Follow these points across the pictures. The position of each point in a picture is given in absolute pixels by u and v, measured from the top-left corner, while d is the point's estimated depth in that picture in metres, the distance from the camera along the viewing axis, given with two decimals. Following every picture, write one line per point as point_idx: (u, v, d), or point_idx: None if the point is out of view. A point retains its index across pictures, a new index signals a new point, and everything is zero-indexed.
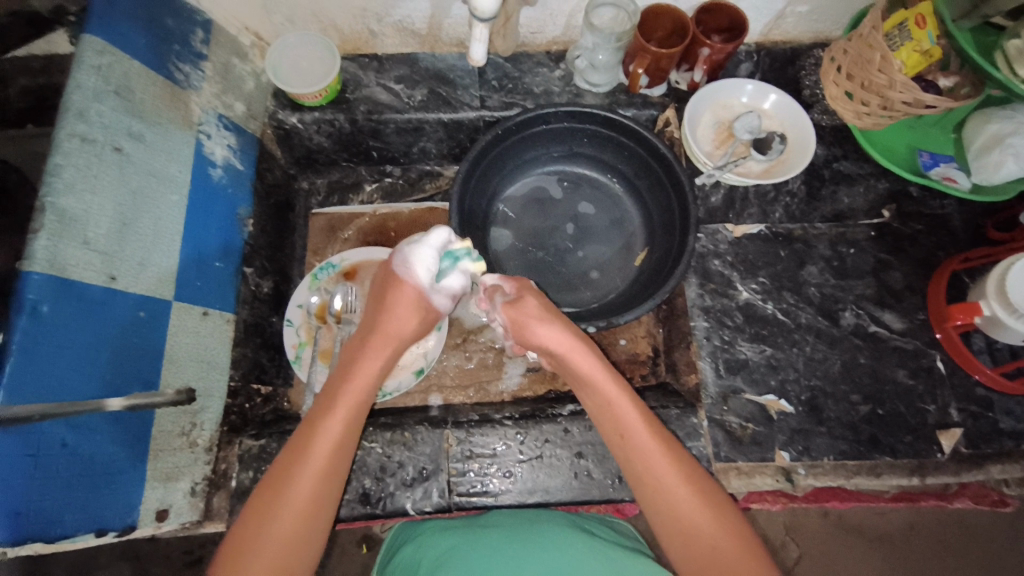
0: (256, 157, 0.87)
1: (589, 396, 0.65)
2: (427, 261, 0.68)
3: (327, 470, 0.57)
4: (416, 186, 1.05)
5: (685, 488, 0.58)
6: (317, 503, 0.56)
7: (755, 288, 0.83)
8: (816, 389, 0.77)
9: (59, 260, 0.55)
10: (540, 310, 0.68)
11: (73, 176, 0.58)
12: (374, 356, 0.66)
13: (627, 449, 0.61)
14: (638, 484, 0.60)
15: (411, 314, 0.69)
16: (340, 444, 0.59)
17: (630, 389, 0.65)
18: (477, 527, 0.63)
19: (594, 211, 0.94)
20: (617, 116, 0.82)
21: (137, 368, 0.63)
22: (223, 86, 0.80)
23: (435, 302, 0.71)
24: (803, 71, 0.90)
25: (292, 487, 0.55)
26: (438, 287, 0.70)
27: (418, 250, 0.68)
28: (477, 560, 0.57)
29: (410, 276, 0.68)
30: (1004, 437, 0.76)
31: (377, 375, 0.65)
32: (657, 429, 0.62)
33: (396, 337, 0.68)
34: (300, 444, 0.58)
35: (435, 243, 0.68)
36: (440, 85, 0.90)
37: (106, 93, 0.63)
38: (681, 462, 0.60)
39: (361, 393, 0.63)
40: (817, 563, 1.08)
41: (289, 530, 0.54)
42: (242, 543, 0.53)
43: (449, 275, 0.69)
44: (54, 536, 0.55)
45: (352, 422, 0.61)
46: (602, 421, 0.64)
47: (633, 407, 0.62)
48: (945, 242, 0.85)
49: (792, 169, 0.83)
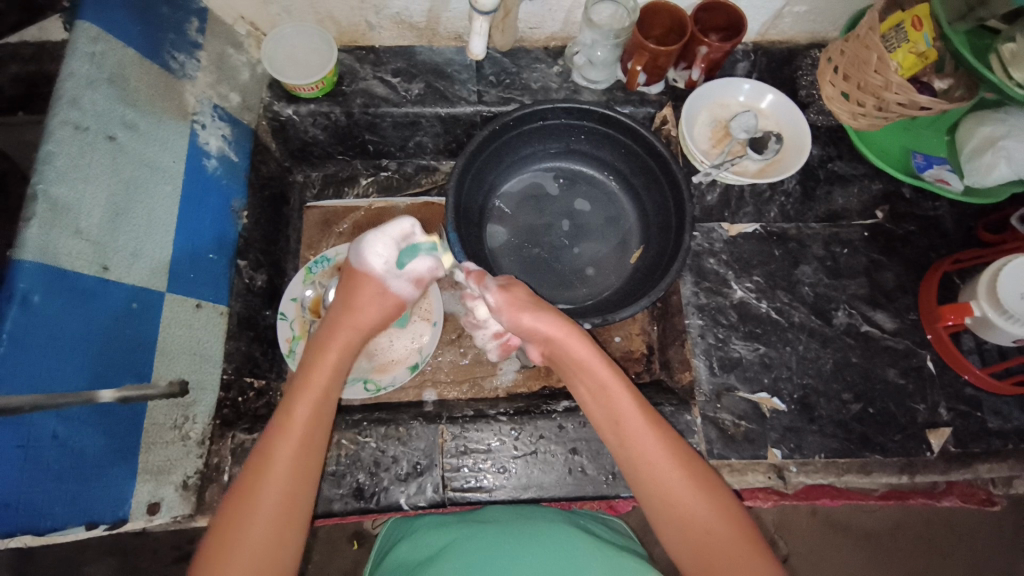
0: (250, 148, 0.86)
1: (584, 380, 0.66)
2: (383, 250, 0.70)
3: (298, 460, 0.57)
4: (412, 181, 1.04)
5: (679, 472, 0.58)
6: (292, 499, 0.56)
7: (749, 287, 0.83)
8: (809, 387, 0.78)
9: (50, 250, 0.55)
10: (529, 299, 0.69)
11: (64, 164, 0.57)
12: (334, 350, 0.66)
13: (622, 436, 0.61)
14: (632, 470, 0.60)
15: (372, 304, 0.70)
16: (310, 432, 0.59)
17: (624, 373, 0.65)
18: (475, 521, 0.63)
19: (589, 208, 0.94)
20: (614, 114, 0.82)
21: (128, 361, 0.62)
22: (217, 76, 0.79)
23: (397, 289, 0.72)
24: (799, 71, 0.91)
25: (263, 485, 0.55)
26: (400, 271, 0.71)
27: (374, 238, 0.70)
28: (474, 552, 0.57)
29: (364, 267, 0.70)
30: (991, 437, 0.77)
31: (338, 369, 0.65)
32: (650, 414, 0.62)
33: (358, 331, 0.69)
34: (268, 442, 0.58)
35: (394, 233, 0.70)
36: (437, 80, 0.89)
37: (100, 82, 0.62)
38: (673, 444, 0.60)
39: (329, 384, 0.63)
40: (806, 561, 1.09)
41: (265, 531, 0.54)
42: (217, 548, 0.53)
43: (414, 259, 0.71)
44: (43, 528, 0.55)
45: (322, 411, 0.61)
46: (595, 408, 0.65)
47: (627, 393, 0.63)
48: (937, 243, 0.86)
49: (787, 169, 0.83)
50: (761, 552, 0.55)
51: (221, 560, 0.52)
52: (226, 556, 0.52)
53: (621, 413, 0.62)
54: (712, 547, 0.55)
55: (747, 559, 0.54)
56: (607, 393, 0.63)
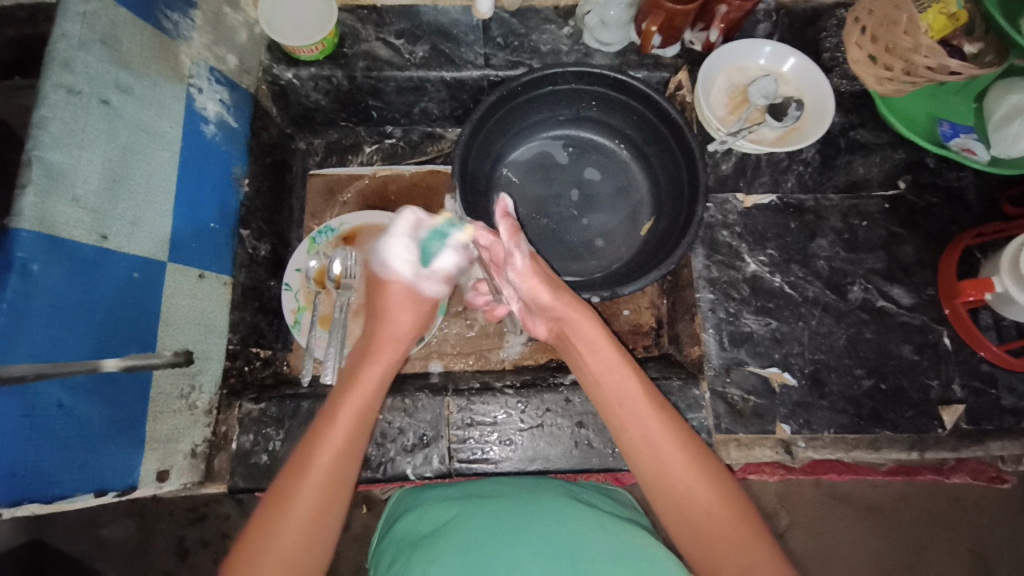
0: (250, 114, 0.84)
1: (590, 364, 0.65)
2: (404, 252, 0.67)
3: (333, 473, 0.56)
4: (417, 149, 1.02)
5: (684, 456, 0.58)
6: (323, 511, 0.55)
7: (763, 261, 0.81)
8: (820, 362, 0.77)
9: (48, 218, 0.53)
10: (547, 276, 0.66)
11: (60, 130, 0.55)
12: (379, 362, 0.65)
13: (623, 419, 0.61)
14: (635, 458, 0.59)
15: (405, 311, 0.69)
16: (348, 446, 0.58)
17: (632, 358, 0.64)
18: (476, 498, 0.63)
19: (599, 178, 0.91)
20: (627, 78, 0.78)
21: (132, 330, 0.62)
22: (214, 37, 0.76)
23: (427, 290, 0.70)
24: (824, 33, 0.85)
25: (296, 493, 0.54)
26: (429, 271, 0.68)
27: (390, 242, 0.67)
28: (473, 529, 0.57)
29: (389, 272, 0.68)
30: (1005, 414, 0.76)
31: (381, 381, 0.64)
32: (655, 398, 0.61)
33: (395, 342, 0.68)
34: (305, 449, 0.57)
35: (407, 230, 0.67)
36: (443, 42, 0.86)
37: (92, 42, 0.59)
38: (677, 428, 0.59)
39: (367, 399, 0.61)
40: (807, 530, 1.10)
41: (293, 540, 0.53)
42: (245, 555, 0.52)
43: (439, 250, 0.68)
44: (52, 496, 0.55)
45: (362, 422, 0.60)
46: (600, 392, 0.63)
47: (631, 378, 0.62)
48: (959, 216, 0.83)
49: (808, 137, 0.79)
50: (762, 537, 0.55)
51: (249, 567, 0.51)
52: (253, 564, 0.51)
53: (630, 399, 0.61)
54: (712, 532, 0.55)
55: (747, 543, 0.54)
56: (618, 380, 0.62)
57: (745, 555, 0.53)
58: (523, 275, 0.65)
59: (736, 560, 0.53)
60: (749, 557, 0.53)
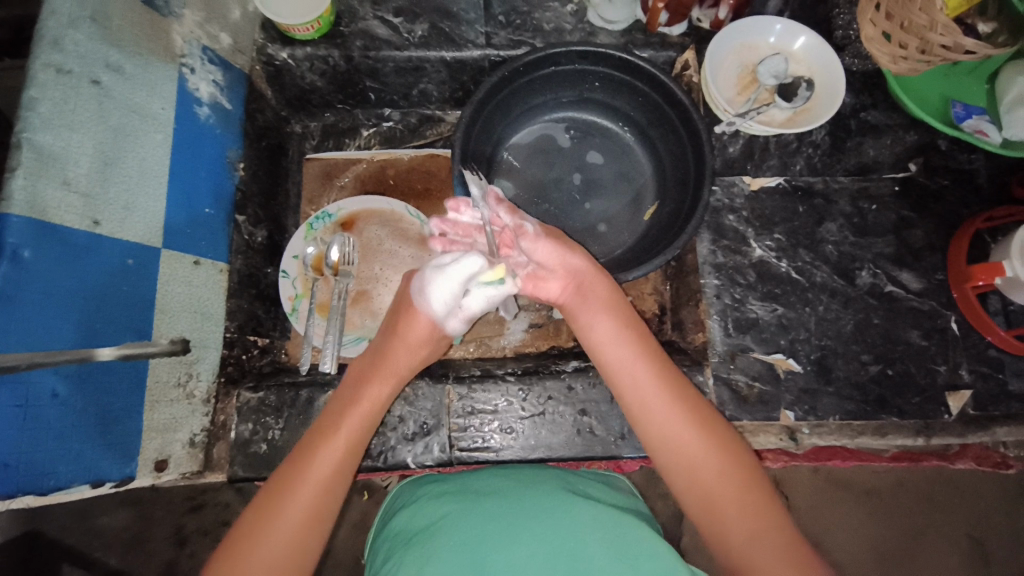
0: (244, 95, 0.82)
1: (596, 325, 0.64)
2: (446, 295, 0.63)
3: (330, 483, 0.56)
4: (416, 133, 0.99)
5: (689, 421, 0.57)
6: (324, 504, 0.55)
7: (770, 246, 0.80)
8: (827, 348, 0.76)
9: (38, 202, 0.52)
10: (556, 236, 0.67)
11: (50, 111, 0.54)
12: (384, 381, 0.64)
13: (626, 383, 0.61)
14: (640, 421, 0.59)
15: (421, 347, 0.67)
16: (345, 463, 0.58)
17: (635, 321, 0.65)
18: (472, 495, 0.61)
19: (602, 162, 0.89)
20: (633, 58, 0.76)
21: (128, 318, 0.60)
22: (206, 14, 0.73)
23: (449, 328, 0.68)
24: (836, 10, 0.81)
25: (295, 488, 0.55)
26: (460, 313, 0.66)
27: (438, 281, 0.63)
28: (470, 530, 0.55)
29: (423, 306, 0.65)
30: (1012, 400, 0.75)
31: (387, 401, 0.64)
32: (660, 361, 0.62)
33: (405, 369, 0.66)
34: (304, 454, 0.57)
35: (460, 276, 0.62)
36: (442, 20, 0.83)
37: (81, 20, 0.57)
38: (682, 390, 0.60)
39: (368, 417, 0.61)
40: (807, 515, 1.10)
41: (293, 530, 0.53)
42: (248, 532, 0.53)
43: (476, 300, 0.65)
44: (48, 488, 0.54)
45: (357, 443, 0.59)
46: (605, 352, 0.63)
47: (633, 340, 0.63)
48: (970, 199, 0.81)
49: (818, 119, 0.77)
50: (769, 497, 0.55)
51: (251, 542, 0.52)
52: (255, 541, 0.52)
53: (630, 364, 0.61)
54: (720, 494, 0.54)
55: (756, 504, 0.54)
56: (617, 345, 0.63)
57: (755, 517, 0.53)
58: (535, 241, 0.65)
59: (746, 521, 0.53)
60: (758, 517, 0.53)
